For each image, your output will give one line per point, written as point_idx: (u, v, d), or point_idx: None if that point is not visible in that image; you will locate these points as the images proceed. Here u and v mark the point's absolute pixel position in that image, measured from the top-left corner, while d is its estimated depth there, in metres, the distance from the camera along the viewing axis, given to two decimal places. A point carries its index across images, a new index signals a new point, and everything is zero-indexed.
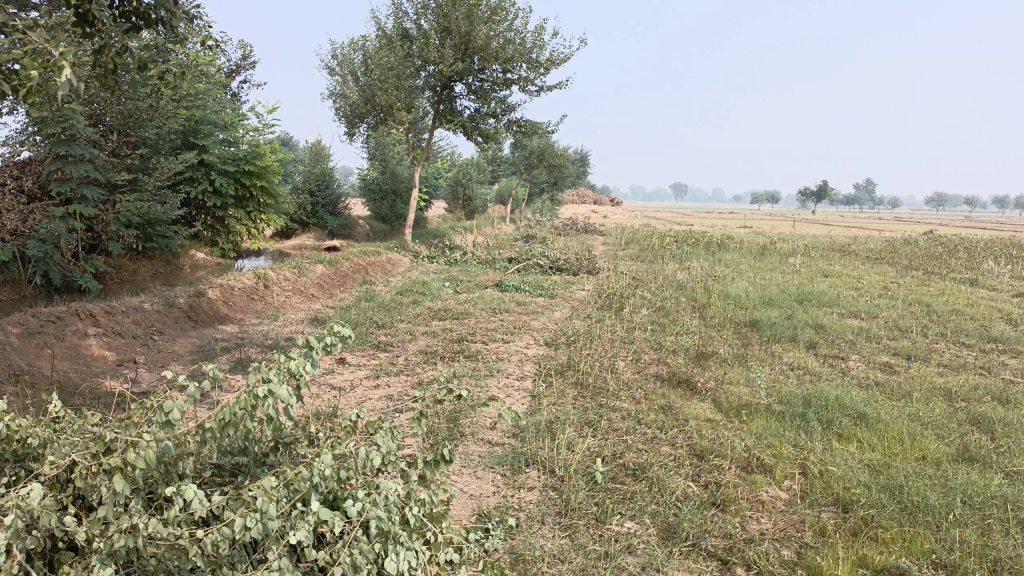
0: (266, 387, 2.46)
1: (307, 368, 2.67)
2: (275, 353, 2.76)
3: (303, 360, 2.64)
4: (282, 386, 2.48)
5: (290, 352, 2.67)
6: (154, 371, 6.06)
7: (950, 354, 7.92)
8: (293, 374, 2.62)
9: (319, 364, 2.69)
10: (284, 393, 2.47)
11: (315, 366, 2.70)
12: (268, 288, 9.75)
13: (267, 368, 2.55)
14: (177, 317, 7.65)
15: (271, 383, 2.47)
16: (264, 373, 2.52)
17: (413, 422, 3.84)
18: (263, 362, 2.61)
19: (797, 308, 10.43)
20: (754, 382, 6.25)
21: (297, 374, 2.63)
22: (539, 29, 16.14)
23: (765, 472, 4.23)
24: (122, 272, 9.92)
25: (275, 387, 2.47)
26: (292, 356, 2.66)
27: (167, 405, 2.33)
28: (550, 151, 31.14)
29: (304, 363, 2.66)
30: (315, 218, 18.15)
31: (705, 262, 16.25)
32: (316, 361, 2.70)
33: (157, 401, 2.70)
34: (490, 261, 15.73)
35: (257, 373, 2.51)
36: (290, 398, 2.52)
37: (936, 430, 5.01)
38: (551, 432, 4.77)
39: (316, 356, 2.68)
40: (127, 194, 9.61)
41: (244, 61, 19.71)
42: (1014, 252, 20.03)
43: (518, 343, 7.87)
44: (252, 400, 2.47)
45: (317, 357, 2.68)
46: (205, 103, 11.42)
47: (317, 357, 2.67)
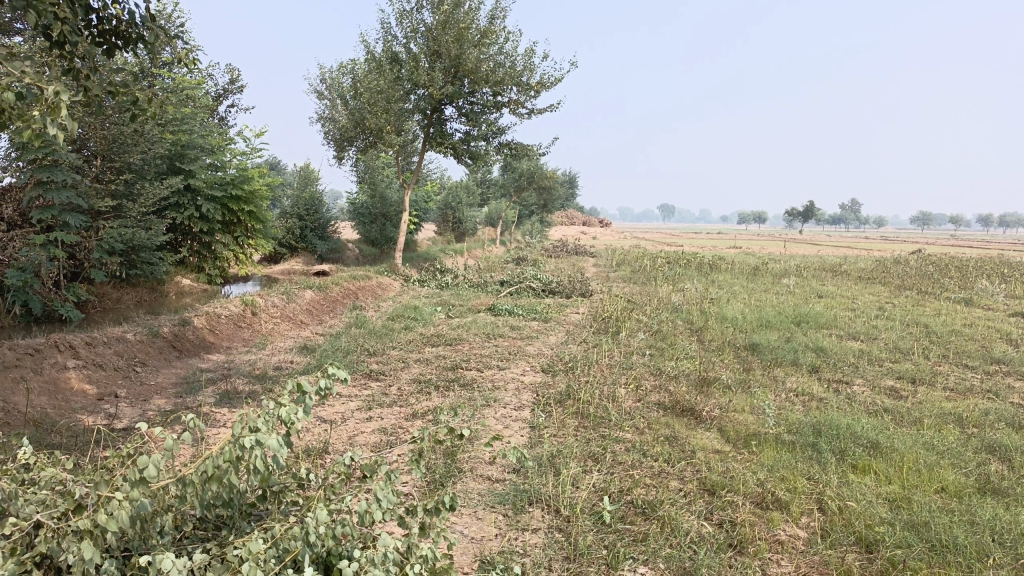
0: (254, 437, 2.25)
1: (301, 414, 2.47)
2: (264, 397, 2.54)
3: (294, 406, 2.44)
4: (272, 436, 2.27)
5: (280, 396, 2.46)
6: (135, 405, 5.80)
7: (955, 376, 7.77)
8: (283, 421, 2.42)
9: (312, 411, 2.48)
10: (274, 443, 2.26)
11: (308, 412, 2.50)
12: (256, 315, 9.50)
13: (254, 416, 2.34)
14: (161, 347, 7.40)
15: (260, 433, 2.25)
16: (251, 421, 2.31)
17: (411, 462, 3.63)
18: (251, 408, 2.39)
19: (795, 330, 10.28)
20: (759, 409, 6.06)
21: (288, 422, 2.42)
22: (530, 51, 16.08)
23: (781, 508, 4.03)
24: (104, 300, 9.66)
25: (264, 437, 2.26)
26: (282, 402, 2.45)
27: (141, 461, 2.09)
28: (540, 173, 31.11)
29: (294, 409, 2.46)
30: (303, 242, 17.93)
31: (698, 283, 16.13)
32: (309, 407, 2.50)
33: (134, 450, 2.47)
34: (482, 284, 15.53)
35: (243, 420, 2.30)
36: (280, 449, 2.31)
37: (952, 458, 4.83)
38: (554, 467, 4.55)
39: (308, 402, 2.47)
40: (111, 221, 9.37)
41: (232, 85, 19.55)
42: (1006, 270, 20.02)
43: (514, 370, 7.66)
44: (237, 451, 2.25)
45: (310, 403, 2.48)
46: (191, 127, 11.22)
47: (311, 403, 2.47)
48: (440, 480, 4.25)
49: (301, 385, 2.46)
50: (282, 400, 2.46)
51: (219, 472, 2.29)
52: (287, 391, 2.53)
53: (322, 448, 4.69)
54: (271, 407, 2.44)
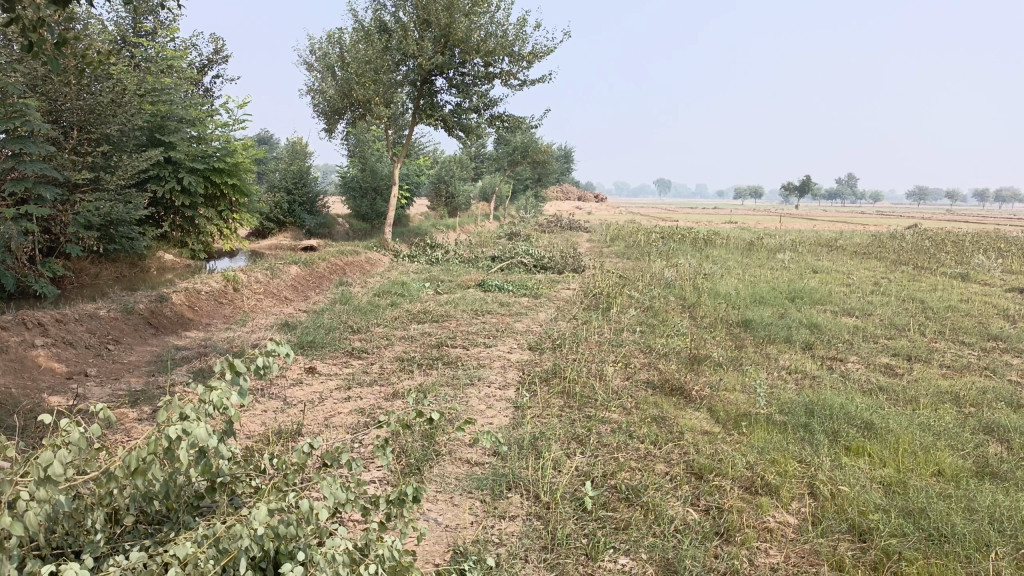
0: (180, 427, 2.06)
1: (237, 397, 2.33)
2: (194, 382, 2.37)
3: (226, 390, 2.28)
4: (200, 425, 2.09)
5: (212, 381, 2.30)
6: (104, 385, 5.61)
7: (951, 353, 7.58)
8: (215, 405, 2.25)
9: (247, 394, 2.33)
10: (201, 432, 2.08)
11: (243, 396, 2.35)
12: (238, 291, 9.28)
13: (182, 404, 2.16)
14: (136, 324, 7.18)
15: (186, 422, 2.07)
16: (178, 410, 2.12)
17: (379, 449, 3.44)
18: (178, 396, 2.21)
19: (789, 306, 10.10)
20: (751, 388, 5.89)
21: (220, 408, 2.26)
22: (522, 20, 15.70)
23: (770, 493, 3.85)
24: (82, 275, 9.44)
25: (190, 426, 2.08)
26: (214, 387, 2.28)
27: (43, 458, 1.92)
28: (534, 146, 30.76)
29: (227, 394, 2.30)
30: (292, 216, 17.65)
31: (692, 258, 15.91)
32: (244, 389, 2.35)
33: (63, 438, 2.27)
34: (472, 260, 15.31)
35: (168, 409, 2.11)
36: (210, 438, 2.14)
37: (948, 440, 4.66)
38: (536, 450, 4.37)
39: (242, 386, 2.32)
40: (88, 194, 9.07)
41: (217, 55, 19.06)
42: (1003, 245, 19.84)
43: (501, 348, 7.46)
44: (163, 442, 2.06)
45: (246, 384, 2.34)
46: (171, 97, 10.88)
47: (246, 385, 2.32)
48: (416, 463, 4.07)
49: (234, 365, 2.31)
50: (214, 385, 2.29)
51: (144, 465, 2.09)
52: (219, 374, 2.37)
53: (293, 431, 4.51)
54: (202, 394, 2.27)
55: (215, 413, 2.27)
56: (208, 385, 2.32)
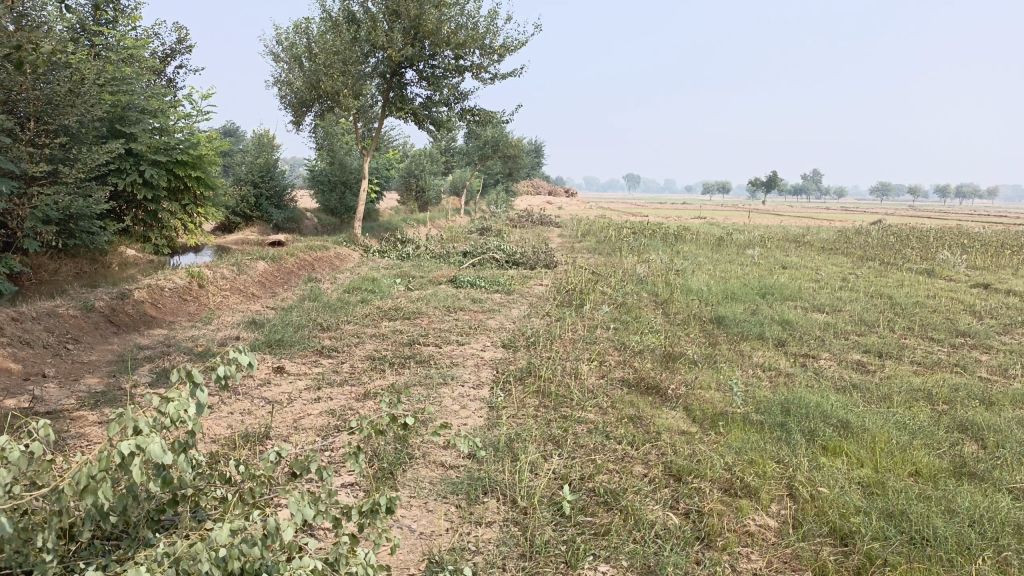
0: (133, 443, 1.92)
1: (195, 409, 2.19)
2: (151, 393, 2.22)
3: (183, 402, 2.14)
4: (153, 440, 1.95)
5: (167, 391, 2.17)
6: (63, 386, 5.40)
7: (922, 350, 7.65)
8: (171, 418, 2.12)
9: (206, 406, 2.20)
10: (156, 448, 1.94)
11: (202, 408, 2.19)
12: (203, 287, 9.04)
13: (134, 417, 2.03)
14: (97, 322, 6.95)
15: (140, 437, 1.94)
16: (130, 424, 1.99)
17: (352, 457, 3.32)
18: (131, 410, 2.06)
19: (761, 302, 10.13)
20: (726, 386, 5.86)
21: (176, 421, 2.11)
22: (493, 13, 15.56)
23: (750, 495, 3.80)
24: (40, 272, 9.14)
25: (144, 442, 1.94)
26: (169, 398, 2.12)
27: None
28: (505, 140, 30.65)
29: (184, 405, 2.16)
30: (259, 210, 17.33)
31: (663, 254, 15.91)
32: (203, 400, 2.21)
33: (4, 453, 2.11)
34: (444, 255, 15.16)
35: (120, 423, 1.98)
36: (166, 453, 2.00)
37: (924, 439, 4.66)
38: (512, 452, 4.27)
39: (201, 396, 2.19)
40: (46, 187, 8.76)
41: (180, 45, 18.61)
42: (965, 241, 20.20)
43: (474, 345, 7.35)
44: (114, 460, 1.92)
45: (205, 395, 2.20)
46: (132, 88, 10.55)
47: (204, 395, 2.18)
48: (388, 468, 3.96)
49: (191, 375, 2.17)
50: (169, 395, 2.16)
51: (95, 483, 1.95)
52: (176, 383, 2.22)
53: (261, 435, 4.37)
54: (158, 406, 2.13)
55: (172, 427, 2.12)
56: (165, 397, 2.18)
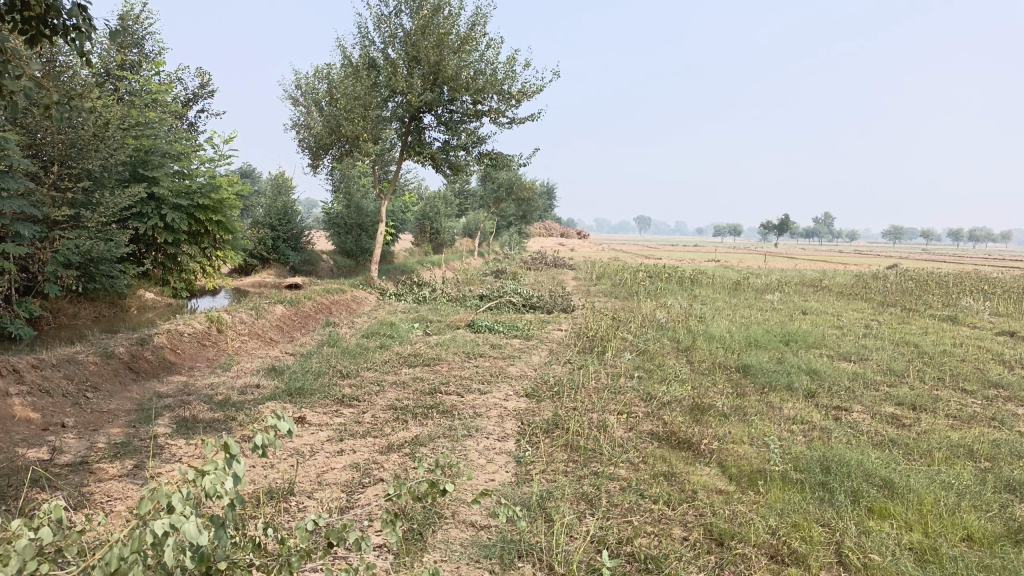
0: (166, 523, 1.86)
1: (233, 483, 2.15)
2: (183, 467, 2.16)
3: (220, 475, 2.10)
4: (189, 520, 1.89)
5: (204, 464, 2.12)
6: (83, 437, 5.29)
7: (956, 402, 7.44)
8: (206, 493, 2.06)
9: (243, 478, 2.13)
10: (191, 528, 1.88)
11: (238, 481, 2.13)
12: (222, 332, 8.97)
13: (168, 494, 1.96)
14: (116, 369, 6.88)
15: (173, 516, 1.88)
16: (163, 500, 1.93)
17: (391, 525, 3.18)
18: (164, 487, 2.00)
19: (785, 350, 9.94)
20: (760, 441, 5.67)
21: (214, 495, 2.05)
22: (511, 59, 15.70)
23: (796, 562, 3.64)
24: (59, 315, 9.11)
25: (179, 521, 1.87)
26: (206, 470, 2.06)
27: None
28: (519, 184, 30.78)
29: (221, 478, 2.09)
30: (275, 252, 17.38)
31: (682, 299, 15.76)
32: (240, 473, 2.17)
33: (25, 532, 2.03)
34: (460, 298, 15.07)
35: (153, 501, 1.93)
36: (201, 533, 1.94)
37: (972, 500, 4.47)
38: (545, 512, 4.12)
39: (238, 468, 2.12)
40: (68, 231, 8.77)
41: (203, 90, 18.86)
42: (985, 286, 19.96)
43: (496, 394, 7.21)
44: (147, 541, 1.85)
45: (242, 468, 2.16)
46: (156, 132, 10.64)
47: (241, 468, 2.14)
48: (417, 528, 3.81)
49: (228, 446, 2.13)
50: (205, 468, 2.11)
51: (125, 565, 1.86)
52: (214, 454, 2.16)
53: (285, 491, 4.24)
54: (194, 480, 2.07)
55: (210, 501, 2.05)
56: (201, 470, 2.11)
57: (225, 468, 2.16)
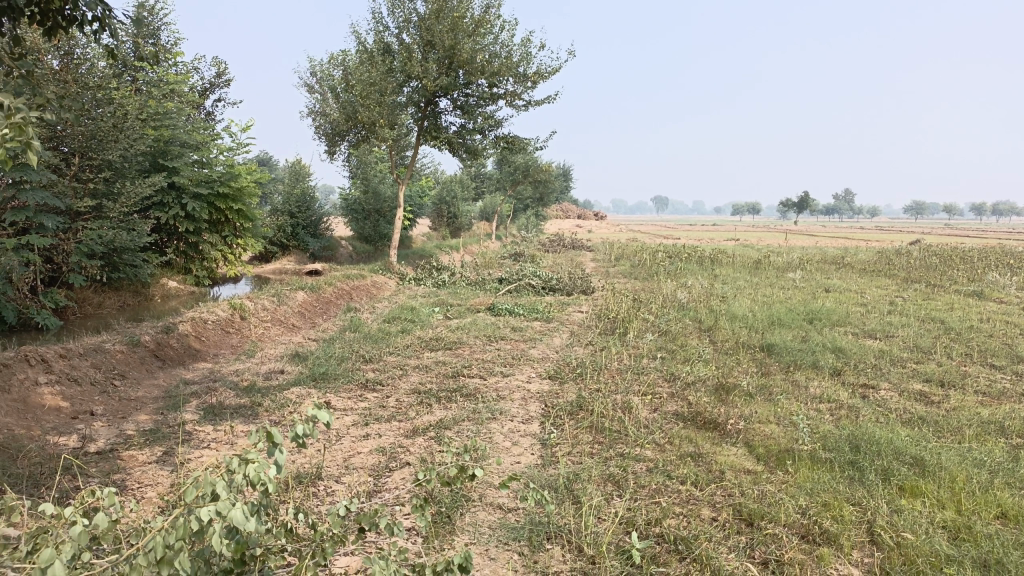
0: (213, 509, 1.85)
1: (274, 472, 2.16)
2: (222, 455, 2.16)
3: (264, 463, 2.11)
4: (235, 507, 1.88)
5: (247, 452, 2.13)
6: (112, 425, 5.35)
7: (985, 378, 7.34)
8: (250, 481, 2.06)
9: (284, 467, 2.14)
10: (238, 514, 1.87)
11: (279, 470, 2.14)
12: (245, 319, 9.03)
13: (210, 483, 1.96)
14: (142, 357, 6.94)
15: (220, 503, 1.87)
16: (208, 488, 1.92)
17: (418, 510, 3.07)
18: (204, 475, 2.00)
19: (809, 328, 9.85)
20: (787, 421, 5.63)
21: (256, 482, 2.06)
22: (527, 40, 15.57)
23: (827, 542, 3.61)
24: (85, 305, 9.20)
25: (225, 507, 1.86)
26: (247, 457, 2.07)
27: (43, 559, 1.71)
28: (536, 166, 30.66)
29: (264, 466, 2.10)
30: (295, 239, 17.46)
31: (702, 279, 15.67)
32: (281, 462, 2.18)
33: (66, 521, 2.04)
34: (480, 282, 15.07)
35: (198, 489, 1.92)
36: (246, 520, 1.94)
37: (1005, 477, 4.41)
38: (572, 494, 4.11)
39: (280, 457, 2.13)
40: (91, 222, 8.84)
41: (219, 78, 18.88)
42: (1011, 260, 19.67)
43: (519, 377, 7.21)
44: (193, 528, 1.85)
45: (284, 456, 2.17)
46: (174, 122, 10.67)
47: (284, 457, 2.16)
48: (446, 511, 3.82)
49: (271, 435, 2.14)
50: (248, 456, 2.11)
51: (172, 552, 1.87)
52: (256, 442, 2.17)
53: (313, 475, 4.26)
54: (235, 467, 2.08)
55: (251, 488, 2.06)
56: (241, 458, 2.12)
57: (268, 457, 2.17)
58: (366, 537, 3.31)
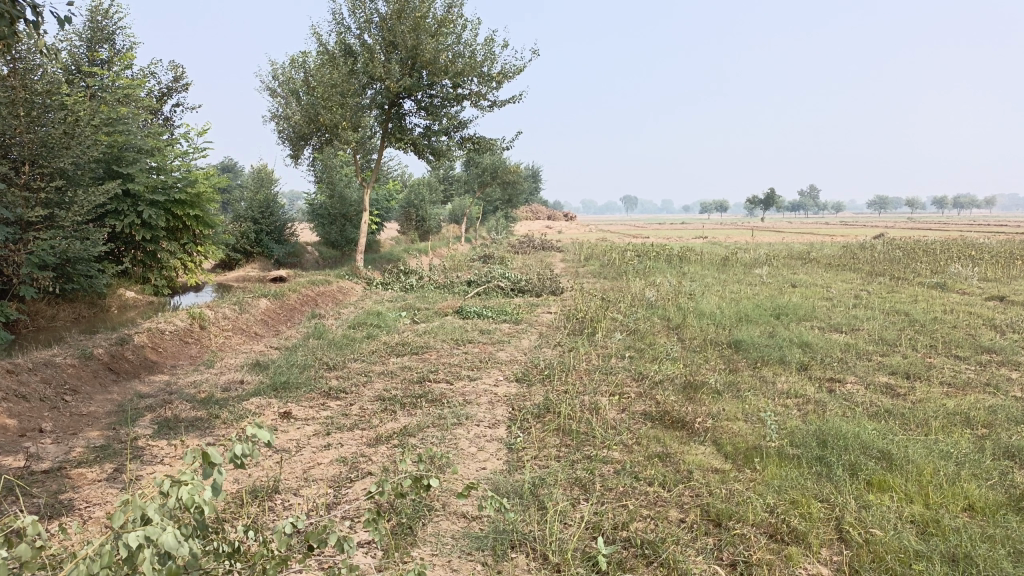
0: (142, 534, 1.70)
1: (212, 493, 2.02)
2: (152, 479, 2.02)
3: (198, 485, 1.98)
4: (166, 530, 1.73)
5: (180, 473, 1.99)
6: (61, 442, 5.13)
7: (949, 369, 7.38)
8: (183, 505, 1.93)
9: (222, 488, 2.01)
10: (169, 539, 1.72)
11: (217, 491, 2.00)
12: (205, 329, 8.81)
13: (139, 506, 1.81)
14: (95, 371, 6.71)
15: (149, 528, 1.72)
16: (136, 511, 1.77)
17: (369, 524, 2.83)
18: (133, 497, 1.86)
19: (776, 323, 9.88)
20: (755, 417, 5.59)
21: (189, 505, 1.93)
22: (490, 41, 15.48)
23: (796, 541, 3.56)
24: (38, 318, 8.91)
25: (155, 532, 1.71)
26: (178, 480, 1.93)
27: None
28: (503, 167, 30.59)
29: (198, 487, 1.98)
30: (259, 246, 17.16)
31: (671, 276, 15.70)
32: (218, 484, 2.01)
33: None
34: (448, 285, 14.93)
35: (126, 512, 1.77)
36: (178, 543, 1.79)
37: (971, 468, 4.40)
38: (538, 500, 4.01)
39: (217, 477, 1.99)
40: (42, 232, 8.55)
41: (177, 83, 18.48)
42: (971, 252, 20.01)
43: (486, 380, 7.09)
44: (119, 556, 1.70)
45: (223, 477, 2.03)
46: (129, 128, 10.40)
47: (221, 477, 2.01)
48: (407, 522, 3.69)
49: (207, 455, 2.00)
50: (180, 478, 1.97)
51: None
52: (190, 462, 2.05)
53: (270, 489, 4.11)
54: (167, 490, 1.94)
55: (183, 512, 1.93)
56: (171, 479, 1.99)
57: (204, 476, 2.03)
58: (319, 553, 3.18)
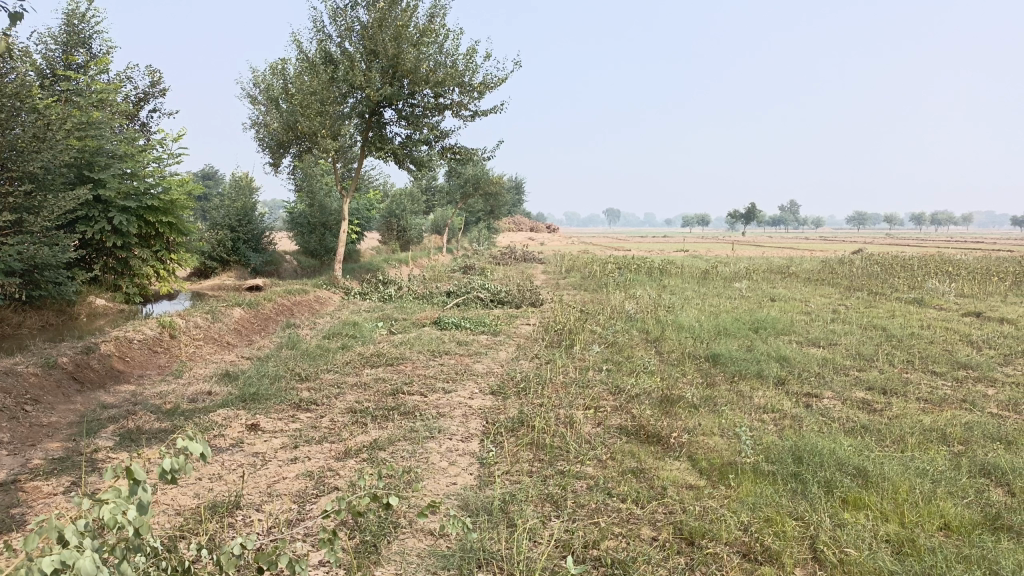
0: (59, 559, 1.60)
1: (137, 513, 1.93)
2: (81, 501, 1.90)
3: (122, 504, 1.88)
4: (86, 554, 1.63)
5: (103, 492, 1.89)
6: (17, 454, 4.96)
7: (926, 385, 7.36)
8: (106, 525, 1.83)
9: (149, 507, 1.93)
10: (87, 563, 1.63)
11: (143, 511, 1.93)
12: (175, 338, 8.64)
13: (60, 525, 1.71)
14: (58, 380, 6.54)
15: (66, 551, 1.61)
16: (55, 533, 1.67)
17: (326, 545, 2.73)
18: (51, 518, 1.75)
19: (755, 337, 9.85)
20: (730, 432, 5.52)
21: (113, 527, 1.83)
22: (472, 51, 15.45)
23: (769, 561, 3.48)
24: (3, 325, 8.70)
25: (73, 556, 1.61)
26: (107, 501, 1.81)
27: None
28: (486, 178, 30.54)
29: (122, 508, 1.87)
30: (236, 254, 16.95)
31: (650, 289, 15.68)
32: (144, 502, 1.95)
33: None
34: (426, 295, 14.81)
35: (42, 534, 1.66)
36: (98, 570, 1.70)
37: (947, 486, 4.35)
38: (507, 517, 3.90)
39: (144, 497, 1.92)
40: (9, 237, 8.35)
41: (154, 88, 18.28)
42: (948, 268, 20.18)
43: (461, 393, 6.98)
44: None
45: (148, 496, 1.96)
46: (101, 132, 10.22)
47: (147, 495, 1.94)
48: (371, 540, 3.57)
49: (132, 472, 1.90)
50: (104, 497, 1.87)
51: None
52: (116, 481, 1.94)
53: (231, 504, 3.97)
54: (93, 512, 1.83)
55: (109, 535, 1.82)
56: (99, 499, 1.88)
57: (130, 496, 1.96)
58: None
